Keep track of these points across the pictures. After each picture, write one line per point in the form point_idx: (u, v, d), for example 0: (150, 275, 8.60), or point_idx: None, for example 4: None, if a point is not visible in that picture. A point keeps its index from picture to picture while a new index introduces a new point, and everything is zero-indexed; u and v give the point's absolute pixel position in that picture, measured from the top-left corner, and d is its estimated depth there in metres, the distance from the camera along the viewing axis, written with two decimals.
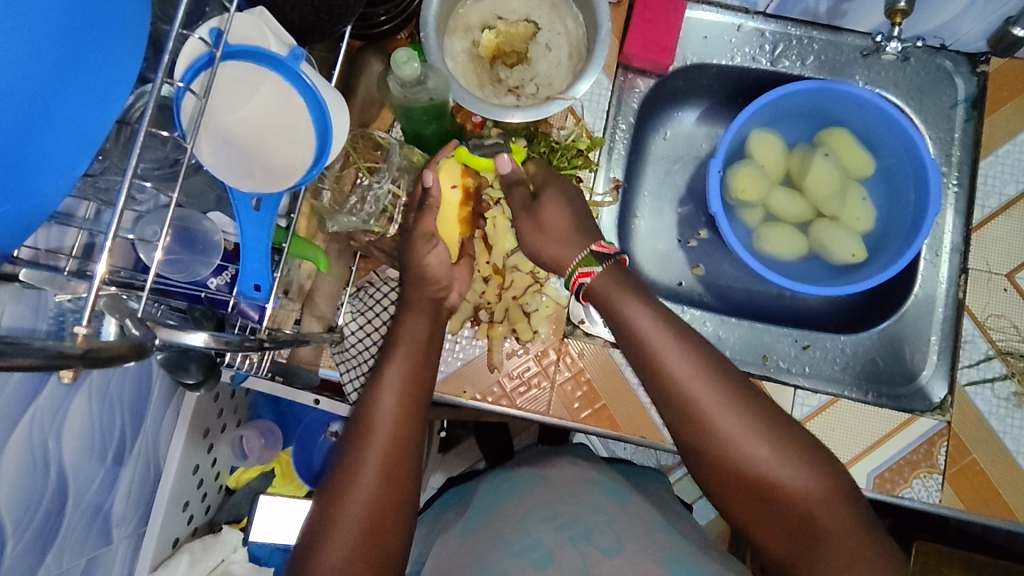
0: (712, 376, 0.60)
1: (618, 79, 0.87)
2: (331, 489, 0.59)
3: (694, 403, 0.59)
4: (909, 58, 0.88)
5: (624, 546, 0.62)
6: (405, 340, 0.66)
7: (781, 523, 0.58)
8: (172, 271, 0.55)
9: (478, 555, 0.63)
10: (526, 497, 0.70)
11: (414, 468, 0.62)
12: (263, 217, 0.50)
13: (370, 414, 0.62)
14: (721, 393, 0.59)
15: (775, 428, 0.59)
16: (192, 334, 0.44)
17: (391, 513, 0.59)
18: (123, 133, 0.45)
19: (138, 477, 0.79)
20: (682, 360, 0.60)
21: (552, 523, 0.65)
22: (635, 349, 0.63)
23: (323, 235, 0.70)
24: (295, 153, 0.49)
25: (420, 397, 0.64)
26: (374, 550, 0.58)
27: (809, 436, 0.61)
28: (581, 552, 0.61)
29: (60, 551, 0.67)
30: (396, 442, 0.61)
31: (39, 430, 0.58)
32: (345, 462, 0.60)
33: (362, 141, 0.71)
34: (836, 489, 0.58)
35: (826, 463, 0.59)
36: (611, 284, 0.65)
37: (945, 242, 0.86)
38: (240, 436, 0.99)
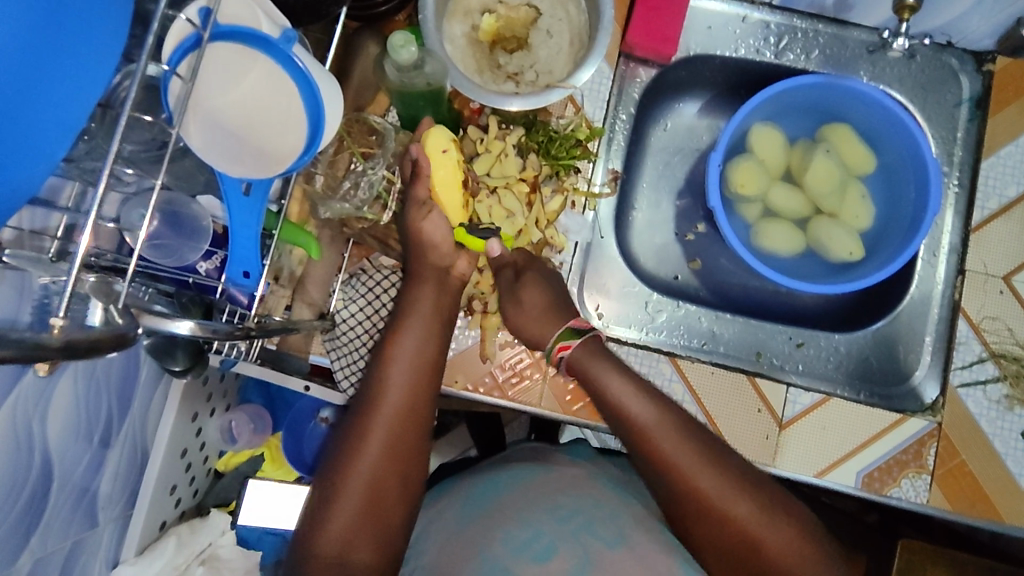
0: (689, 440, 0.63)
1: (620, 68, 0.85)
2: (336, 460, 0.60)
3: (673, 466, 0.62)
4: (915, 55, 0.87)
5: (627, 538, 0.64)
6: (414, 312, 0.66)
7: None
8: (160, 257, 0.54)
9: (479, 548, 0.63)
10: (528, 488, 0.69)
11: (421, 440, 0.63)
12: (254, 203, 0.49)
13: (379, 386, 0.62)
14: (699, 454, 0.62)
15: (751, 487, 0.62)
16: (178, 322, 0.43)
17: (395, 485, 0.61)
18: (108, 116, 0.44)
19: (125, 460, 0.79)
20: (662, 428, 0.63)
21: (555, 515, 0.66)
22: (615, 414, 0.65)
23: (316, 222, 0.69)
24: (286, 139, 0.47)
25: (429, 369, 0.64)
26: (379, 522, 0.60)
27: (778, 488, 0.64)
28: (583, 545, 0.63)
29: (45, 533, 0.67)
30: (404, 415, 0.61)
31: (23, 412, 0.58)
32: (351, 435, 0.61)
33: (356, 125, 0.70)
34: (810, 540, 0.61)
35: (796, 516, 0.62)
36: (591, 358, 0.68)
37: (943, 243, 0.85)
38: (230, 420, 0.98)
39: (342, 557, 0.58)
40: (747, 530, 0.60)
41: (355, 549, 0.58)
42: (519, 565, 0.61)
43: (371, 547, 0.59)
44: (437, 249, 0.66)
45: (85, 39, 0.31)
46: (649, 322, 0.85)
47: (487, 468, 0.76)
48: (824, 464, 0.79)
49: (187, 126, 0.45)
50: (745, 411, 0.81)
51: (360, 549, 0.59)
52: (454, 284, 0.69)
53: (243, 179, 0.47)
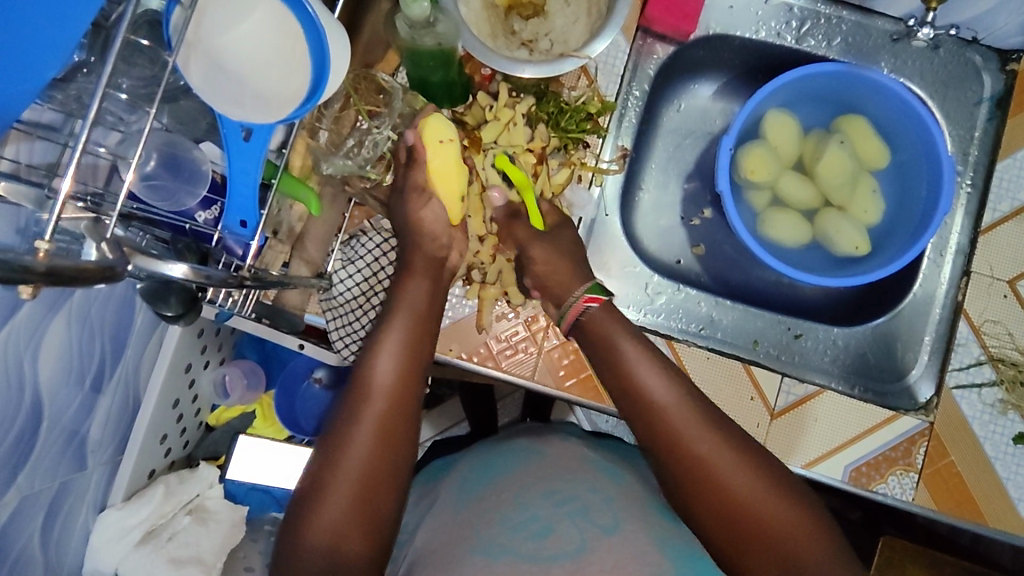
0: (691, 401, 0.64)
1: (637, 43, 0.84)
2: (326, 447, 0.59)
3: (674, 427, 0.62)
4: (939, 47, 0.85)
5: (622, 525, 0.60)
6: (406, 300, 0.66)
7: (759, 558, 0.58)
8: (157, 199, 0.54)
9: (476, 527, 0.61)
10: (525, 474, 0.68)
11: (413, 430, 0.61)
12: (253, 150, 0.48)
13: (371, 371, 0.61)
14: (697, 414, 0.63)
15: (746, 452, 0.62)
16: (172, 264, 0.43)
17: (386, 476, 0.58)
18: (100, 36, 0.44)
19: (116, 405, 0.79)
20: (666, 390, 0.64)
21: (550, 500, 0.63)
22: (618, 375, 0.67)
23: (317, 178, 0.68)
24: (291, 81, 0.46)
25: (420, 359, 0.64)
26: (371, 514, 0.57)
27: (777, 463, 0.63)
28: (579, 529, 0.59)
29: (32, 472, 0.67)
30: (396, 402, 0.60)
31: (15, 348, 0.57)
32: (341, 420, 0.60)
33: (364, 82, 0.70)
34: (808, 514, 0.60)
35: (791, 490, 0.61)
36: (606, 318, 0.70)
37: (950, 242, 0.84)
38: (223, 373, 0.98)
39: (334, 548, 0.55)
40: (744, 499, 0.59)
41: (347, 540, 0.56)
42: (515, 544, 0.58)
43: (362, 539, 0.56)
44: (432, 234, 0.68)
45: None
46: (647, 303, 0.84)
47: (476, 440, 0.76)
48: (814, 455, 0.79)
49: (188, 62, 0.44)
50: (738, 397, 0.81)
51: (352, 539, 0.56)
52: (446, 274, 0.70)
53: (244, 123, 0.47)
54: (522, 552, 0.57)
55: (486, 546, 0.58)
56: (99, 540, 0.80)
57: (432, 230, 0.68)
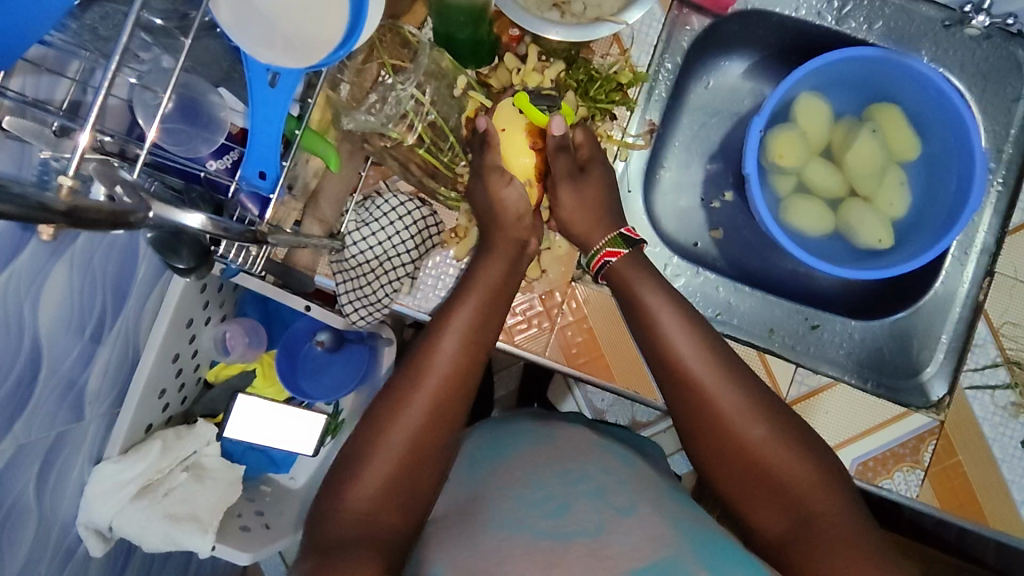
0: (720, 360, 0.62)
1: (672, 13, 0.80)
2: (376, 419, 0.58)
3: (703, 387, 0.61)
4: (987, 38, 0.82)
5: (638, 508, 0.58)
6: (475, 283, 0.64)
7: (776, 510, 0.59)
8: (172, 143, 0.51)
9: (491, 503, 0.60)
10: (537, 454, 0.66)
11: (462, 410, 0.60)
12: (278, 97, 0.45)
13: (431, 348, 0.60)
14: (720, 369, 0.62)
15: (767, 409, 0.61)
16: (188, 214, 0.41)
17: (430, 452, 0.58)
18: None
19: (116, 357, 0.77)
20: (696, 349, 0.62)
21: (566, 479, 0.61)
22: (642, 324, 0.65)
23: (338, 132, 0.65)
24: (326, 25, 0.43)
25: (482, 339, 0.62)
26: (410, 487, 0.57)
27: (801, 423, 0.62)
28: (597, 510, 0.57)
29: (30, 420, 0.65)
30: (451, 380, 0.59)
31: (15, 293, 0.55)
32: (393, 391, 0.59)
33: (389, 35, 0.66)
34: (830, 475, 0.59)
35: (814, 450, 0.60)
36: (632, 267, 0.67)
37: (976, 241, 0.82)
38: (223, 331, 0.95)
39: (370, 516, 0.55)
40: (770, 458, 0.59)
41: (384, 510, 0.55)
42: (533, 522, 0.56)
43: (397, 512, 0.56)
44: None
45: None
46: None
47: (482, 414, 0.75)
48: None
49: (219, 0, 0.42)
50: None
51: (387, 509, 0.56)
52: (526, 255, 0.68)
53: (270, 67, 0.44)
54: (539, 529, 0.55)
55: (501, 521, 0.57)
56: (95, 492, 0.79)
57: None
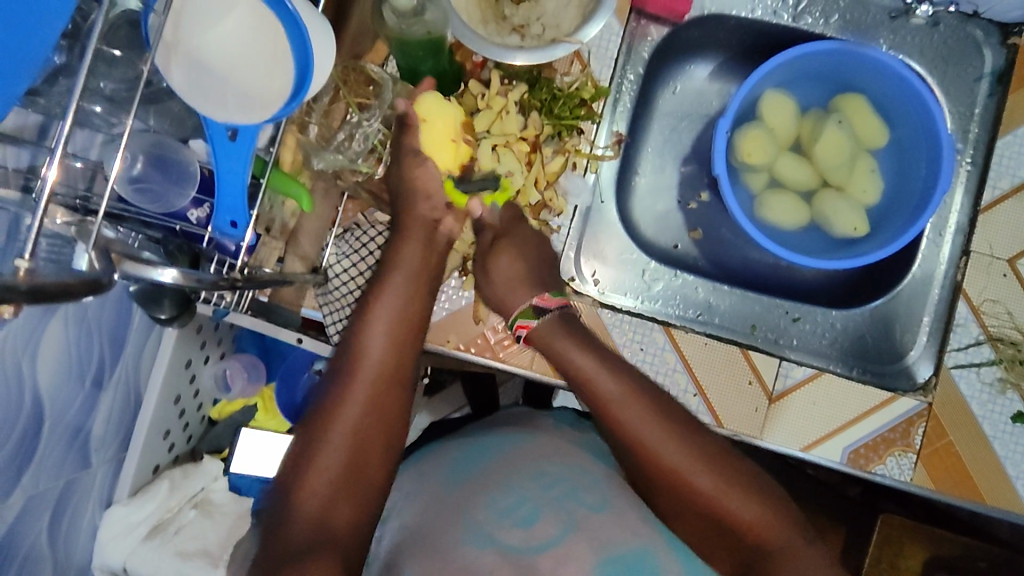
0: (664, 419, 0.64)
1: (630, 26, 0.83)
2: (313, 425, 0.60)
3: (646, 443, 0.63)
4: (938, 24, 0.84)
5: (611, 504, 0.63)
6: (399, 265, 0.67)
7: (729, 552, 0.61)
8: (146, 202, 0.53)
9: (465, 508, 0.63)
10: (511, 455, 0.69)
11: (400, 404, 0.63)
12: (241, 150, 0.48)
13: (358, 352, 0.63)
14: (660, 426, 0.63)
15: (711, 459, 0.62)
16: (162, 270, 0.42)
17: (371, 454, 0.60)
18: (76, 48, 0.42)
19: (118, 404, 0.79)
20: (634, 409, 0.64)
21: (539, 482, 0.65)
22: (582, 386, 0.66)
23: (309, 173, 0.68)
24: (273, 81, 0.45)
25: (408, 338, 0.65)
26: (359, 489, 0.59)
27: (748, 466, 0.64)
28: (568, 511, 0.62)
29: (37, 472, 0.68)
30: (381, 385, 0.62)
31: (13, 351, 0.58)
32: (328, 403, 0.61)
33: (352, 75, 0.69)
34: (781, 511, 0.61)
35: (761, 489, 0.62)
36: (554, 328, 0.69)
37: (950, 222, 0.84)
38: (223, 368, 0.98)
39: (322, 520, 0.56)
40: (719, 509, 0.61)
41: (335, 510, 0.57)
42: (501, 534, 0.60)
43: (350, 513, 0.58)
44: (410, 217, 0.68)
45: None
46: (644, 290, 0.84)
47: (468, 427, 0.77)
48: (813, 438, 0.80)
49: (171, 66, 0.43)
50: (736, 382, 0.80)
51: (339, 510, 0.57)
52: (441, 241, 0.71)
53: (228, 125, 0.46)
54: (508, 543, 0.59)
55: (474, 533, 0.60)
56: (107, 534, 0.82)
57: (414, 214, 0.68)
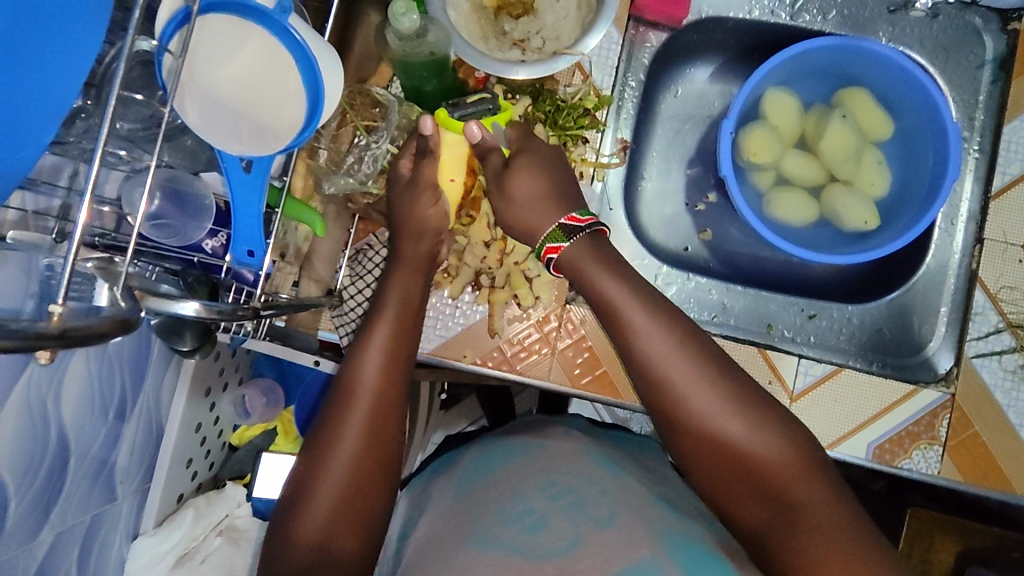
0: (696, 360, 0.62)
1: (629, 33, 0.83)
2: (314, 450, 0.60)
3: (672, 382, 0.61)
4: (937, 15, 0.84)
5: (617, 518, 0.61)
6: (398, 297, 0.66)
7: (757, 503, 0.59)
8: (164, 236, 0.54)
9: (471, 520, 0.64)
10: (520, 466, 0.70)
11: (399, 427, 0.63)
12: (255, 180, 0.49)
13: (356, 375, 0.62)
14: (695, 368, 0.61)
15: (746, 404, 0.60)
16: (182, 303, 0.43)
17: (373, 478, 0.60)
18: (93, 94, 0.42)
19: (141, 435, 0.80)
20: (668, 347, 0.62)
21: (547, 491, 0.65)
22: (610, 321, 0.64)
23: (319, 198, 0.69)
24: (287, 112, 0.47)
25: (405, 359, 0.64)
26: (361, 514, 0.59)
27: (781, 410, 0.62)
28: (574, 522, 0.61)
29: (64, 508, 0.68)
30: (379, 410, 0.61)
31: (37, 392, 0.58)
32: (327, 426, 0.61)
33: (359, 98, 0.70)
34: (807, 456, 0.59)
35: (793, 435, 0.60)
36: (586, 257, 0.65)
37: (961, 211, 0.83)
38: (242, 394, 0.99)
39: (323, 544, 0.57)
40: (750, 455, 0.59)
41: (337, 536, 0.58)
42: (509, 537, 0.60)
43: (352, 536, 0.58)
44: (421, 234, 0.68)
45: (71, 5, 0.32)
46: None
47: (488, 440, 0.77)
48: (836, 435, 0.79)
49: (184, 102, 0.44)
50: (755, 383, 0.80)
51: (341, 538, 0.58)
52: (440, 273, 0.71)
53: (244, 156, 0.47)
54: (514, 544, 0.59)
55: (480, 537, 0.60)
56: (135, 566, 0.83)
57: (424, 231, 0.68)
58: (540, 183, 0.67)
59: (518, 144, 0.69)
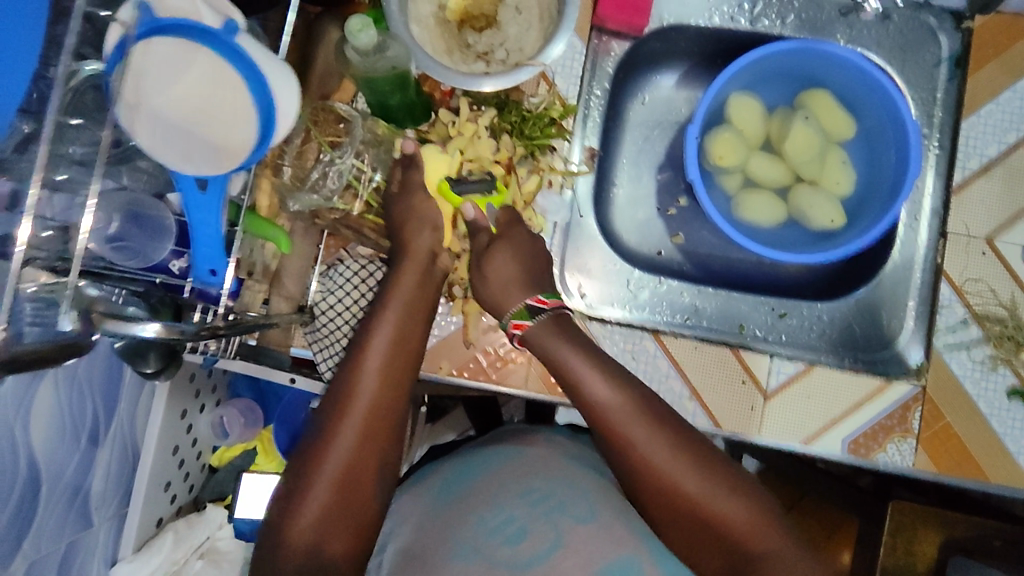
0: (652, 419, 0.64)
1: (593, 43, 0.85)
2: (303, 459, 0.60)
3: (631, 441, 0.63)
4: (891, 16, 0.86)
5: (598, 514, 0.64)
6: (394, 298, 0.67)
7: (719, 556, 0.60)
8: (124, 258, 0.54)
9: (454, 530, 0.64)
10: (501, 471, 0.70)
11: (395, 435, 0.63)
12: (212, 199, 0.49)
13: (351, 385, 0.62)
14: (649, 426, 0.63)
15: (701, 460, 0.62)
16: (144, 325, 0.43)
17: (366, 481, 0.61)
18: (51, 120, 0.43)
19: (115, 460, 0.79)
20: (622, 407, 0.64)
21: (527, 498, 0.65)
22: (569, 385, 0.66)
23: (286, 216, 0.69)
24: (237, 132, 0.46)
25: (404, 366, 0.65)
26: (355, 515, 0.60)
27: (737, 467, 0.64)
28: (554, 524, 0.62)
29: (37, 537, 0.67)
30: (375, 417, 0.62)
31: (4, 417, 0.58)
32: (319, 434, 0.61)
33: (323, 114, 0.70)
34: (764, 511, 0.61)
35: (749, 489, 0.62)
36: (546, 331, 0.69)
37: (924, 206, 0.85)
38: (220, 415, 0.98)
39: (315, 548, 0.58)
40: (709, 510, 0.61)
41: (329, 540, 0.59)
42: (491, 550, 0.61)
43: (346, 539, 0.59)
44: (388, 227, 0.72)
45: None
46: (631, 299, 0.85)
47: (466, 450, 0.77)
48: (811, 431, 0.80)
49: (133, 125, 0.45)
50: (729, 383, 0.81)
51: (333, 540, 0.59)
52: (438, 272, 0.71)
53: (198, 177, 0.47)
54: (496, 559, 0.60)
55: (461, 548, 0.61)
56: None
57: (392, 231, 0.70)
58: (515, 266, 0.71)
59: (506, 227, 0.74)
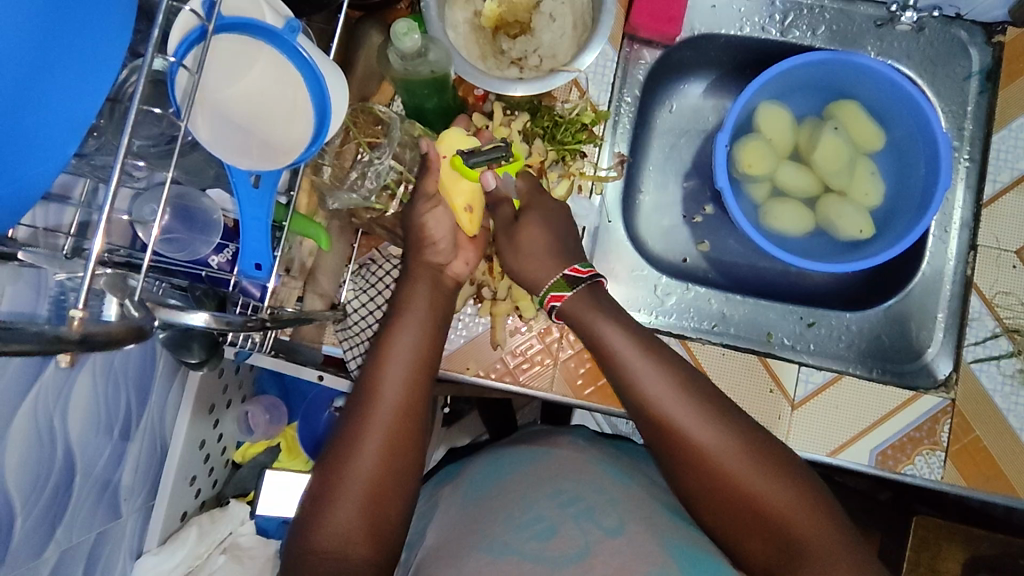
0: (692, 397, 0.64)
1: (624, 51, 0.86)
2: (331, 461, 0.61)
3: (672, 422, 0.63)
4: (923, 29, 0.86)
5: (628, 526, 0.62)
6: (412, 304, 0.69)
7: (762, 537, 0.60)
8: (173, 251, 0.56)
9: (483, 527, 0.64)
10: (529, 472, 0.70)
11: (418, 441, 0.64)
12: (263, 196, 0.50)
13: (376, 387, 0.63)
14: (693, 408, 0.63)
15: (744, 440, 0.62)
16: (192, 314, 0.43)
17: (393, 485, 0.61)
18: (117, 111, 0.44)
19: (145, 453, 0.80)
20: (664, 386, 0.64)
21: (557, 499, 0.65)
22: (611, 366, 0.67)
23: (324, 213, 0.71)
24: (294, 129, 0.48)
25: (424, 370, 0.66)
26: (379, 521, 0.60)
27: (780, 447, 0.63)
28: (585, 530, 0.61)
29: (69, 526, 0.68)
30: (399, 420, 0.62)
31: (44, 408, 0.59)
32: (345, 435, 0.62)
33: (362, 116, 0.71)
34: (806, 492, 0.60)
35: (792, 473, 0.61)
36: (581, 306, 0.70)
37: (954, 218, 0.84)
38: (245, 411, 1.00)
39: (342, 551, 0.58)
40: (748, 493, 0.60)
41: (354, 542, 0.58)
42: (520, 544, 0.60)
43: (370, 543, 0.59)
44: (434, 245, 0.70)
45: (94, 19, 0.33)
46: (658, 305, 0.85)
47: (491, 451, 0.77)
48: (839, 442, 0.79)
49: (196, 118, 0.45)
50: (756, 391, 0.81)
51: (359, 544, 0.58)
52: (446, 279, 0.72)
53: (252, 171, 0.49)
54: (527, 551, 0.59)
55: (490, 544, 0.61)
56: None
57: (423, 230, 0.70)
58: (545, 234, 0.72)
59: (528, 197, 0.74)
